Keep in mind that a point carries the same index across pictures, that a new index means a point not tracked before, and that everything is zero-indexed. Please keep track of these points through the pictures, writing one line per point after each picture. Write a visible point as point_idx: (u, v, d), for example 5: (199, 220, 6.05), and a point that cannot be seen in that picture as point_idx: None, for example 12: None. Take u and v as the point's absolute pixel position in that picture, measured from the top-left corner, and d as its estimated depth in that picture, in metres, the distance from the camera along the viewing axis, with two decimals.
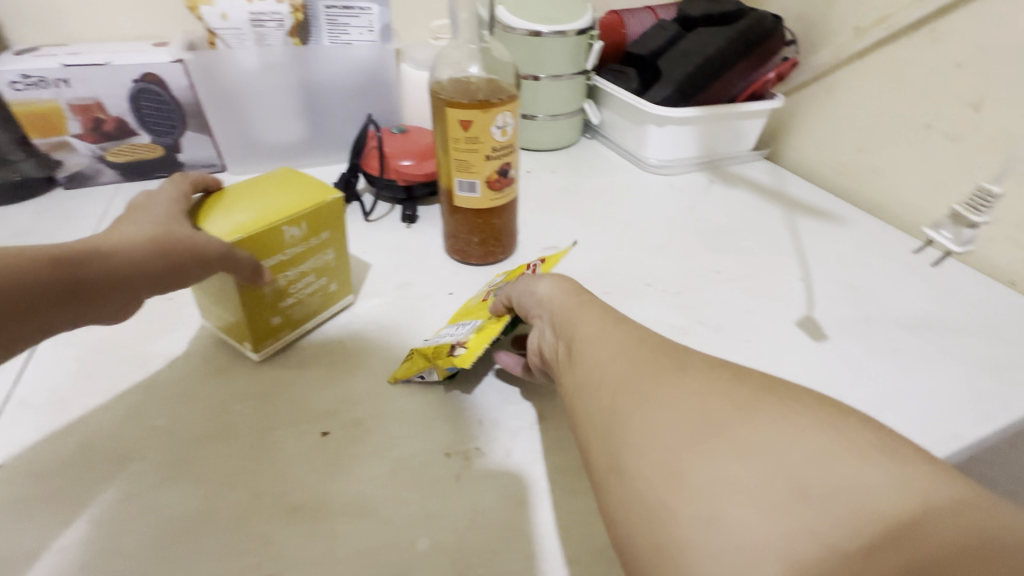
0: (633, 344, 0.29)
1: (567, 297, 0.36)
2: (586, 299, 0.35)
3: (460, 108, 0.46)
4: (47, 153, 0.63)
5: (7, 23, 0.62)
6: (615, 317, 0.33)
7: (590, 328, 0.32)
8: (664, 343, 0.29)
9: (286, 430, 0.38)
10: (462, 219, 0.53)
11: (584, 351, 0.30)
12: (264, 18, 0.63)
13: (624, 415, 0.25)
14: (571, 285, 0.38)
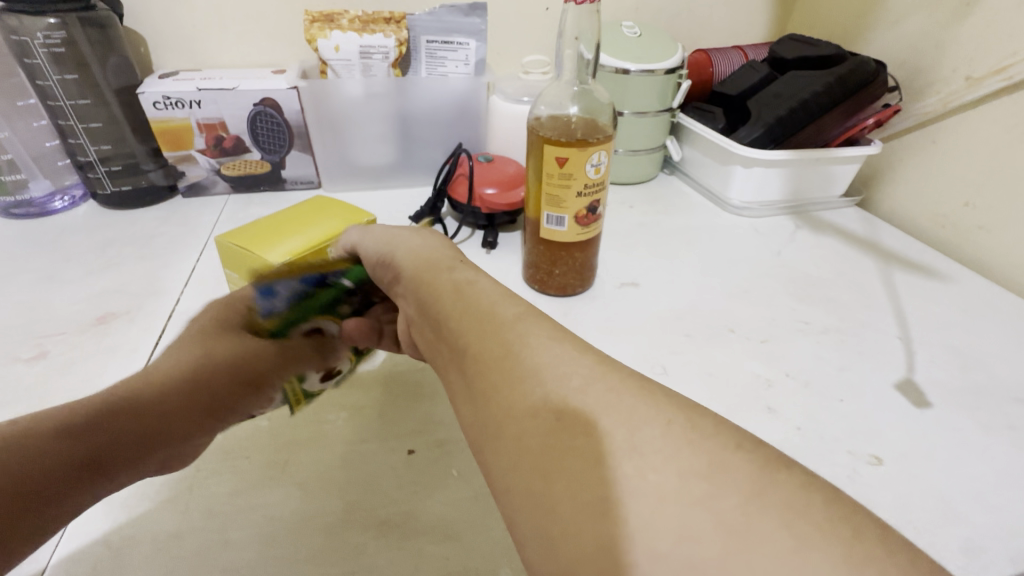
0: (564, 392, 0.26)
1: (434, 279, 0.35)
2: (459, 282, 0.34)
3: (557, 146, 0.47)
4: (174, 165, 0.70)
5: (154, 49, 0.70)
6: (512, 319, 0.31)
7: (502, 348, 0.29)
8: (604, 388, 0.26)
9: (368, 443, 0.39)
10: (546, 250, 0.55)
11: (502, 387, 0.28)
12: (372, 51, 0.68)
13: (570, 500, 0.23)
14: (439, 257, 0.37)
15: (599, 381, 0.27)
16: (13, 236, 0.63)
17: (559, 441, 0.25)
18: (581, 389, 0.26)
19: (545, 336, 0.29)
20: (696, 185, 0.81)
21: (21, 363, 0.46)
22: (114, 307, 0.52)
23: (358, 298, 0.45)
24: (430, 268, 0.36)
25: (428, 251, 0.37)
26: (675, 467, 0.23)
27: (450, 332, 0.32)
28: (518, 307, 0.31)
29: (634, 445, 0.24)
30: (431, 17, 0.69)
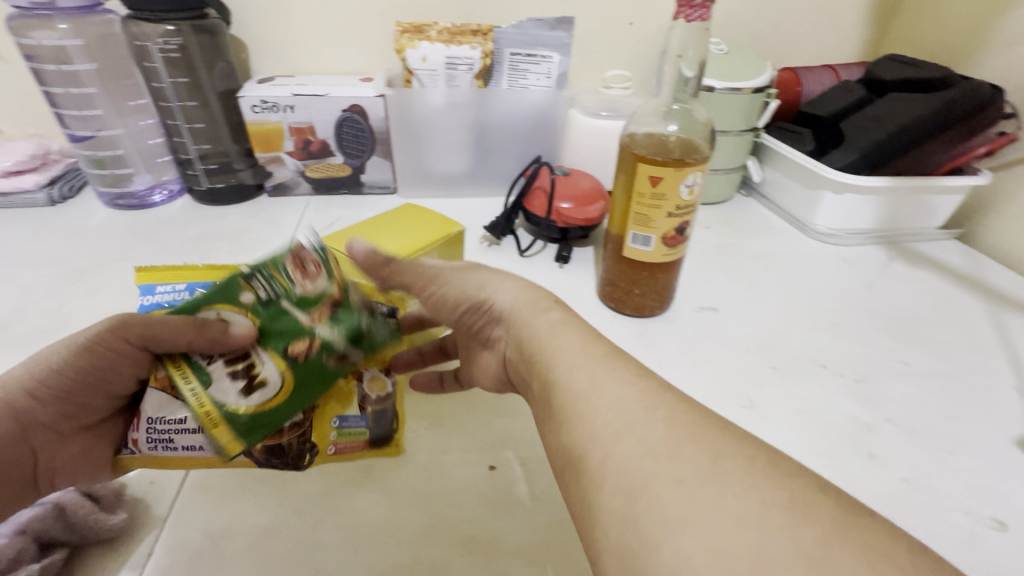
0: (647, 422, 0.26)
1: (534, 320, 0.33)
2: (552, 319, 0.33)
3: (652, 165, 0.46)
4: (263, 166, 0.73)
5: (252, 55, 0.73)
6: (600, 357, 0.30)
7: (588, 381, 0.29)
8: (686, 421, 0.25)
9: (439, 444, 0.40)
10: (627, 268, 0.53)
11: (581, 411, 0.28)
12: (458, 62, 0.69)
13: (651, 524, 0.22)
14: (529, 292, 0.35)
15: (684, 413, 0.26)
16: (117, 226, 0.67)
17: (638, 467, 0.24)
18: (668, 422, 0.25)
19: (626, 367, 0.29)
20: (777, 209, 0.77)
21: None
22: None
23: (264, 278, 0.34)
24: (522, 306, 0.35)
25: (528, 290, 0.35)
26: (758, 498, 0.22)
27: (541, 366, 0.32)
28: (601, 346, 0.31)
29: (716, 474, 0.23)
30: (517, 30, 0.70)
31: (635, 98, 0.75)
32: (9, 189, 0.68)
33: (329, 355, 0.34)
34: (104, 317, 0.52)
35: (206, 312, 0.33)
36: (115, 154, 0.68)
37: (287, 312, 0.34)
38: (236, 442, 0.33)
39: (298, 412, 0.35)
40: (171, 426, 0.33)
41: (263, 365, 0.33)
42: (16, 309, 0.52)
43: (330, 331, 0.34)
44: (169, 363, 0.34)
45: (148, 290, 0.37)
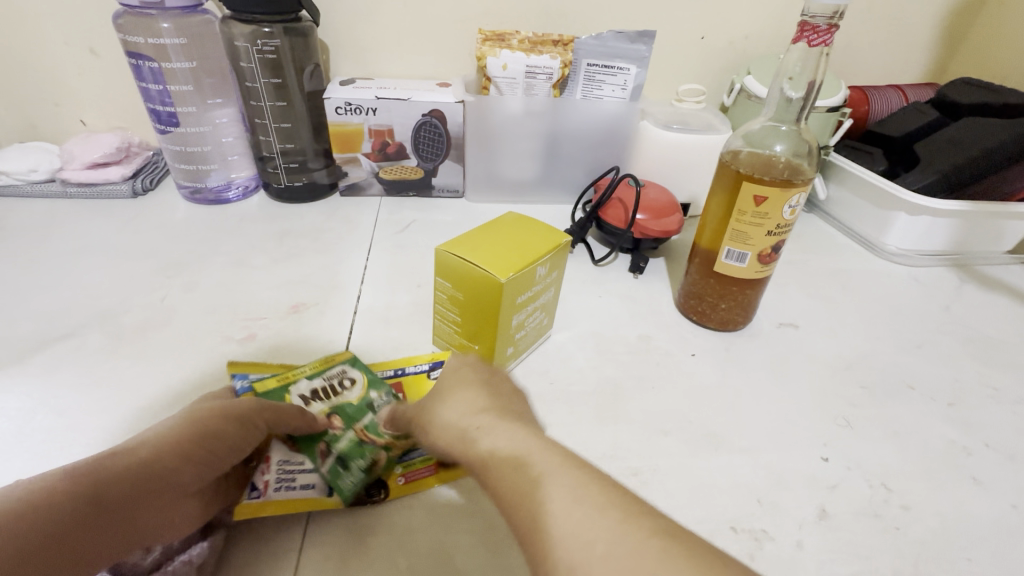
0: (589, 560, 0.23)
1: (466, 444, 0.32)
2: (483, 450, 0.31)
3: (759, 184, 0.47)
4: (338, 166, 0.74)
5: (333, 57, 0.74)
6: (528, 482, 0.27)
7: (526, 517, 0.26)
8: (593, 511, 0.24)
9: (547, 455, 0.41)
10: (716, 282, 0.54)
11: (528, 550, 0.25)
12: (537, 71, 0.70)
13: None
14: (461, 421, 0.34)
15: (627, 532, 0.23)
16: (200, 221, 0.68)
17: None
18: (608, 557, 0.22)
19: (566, 471, 0.27)
20: (842, 228, 0.77)
21: (234, 342, 0.49)
22: (302, 297, 0.55)
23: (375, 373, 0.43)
24: (453, 444, 0.34)
25: (462, 416, 0.34)
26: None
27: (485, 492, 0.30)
28: (537, 463, 0.28)
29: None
30: (597, 41, 0.70)
31: (706, 112, 0.76)
32: (96, 180, 0.70)
33: (326, 442, 0.37)
34: (207, 311, 0.53)
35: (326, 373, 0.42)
36: (201, 149, 0.70)
37: (353, 397, 0.40)
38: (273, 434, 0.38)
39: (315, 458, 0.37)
40: (300, 467, 0.36)
41: (306, 382, 0.41)
42: (120, 300, 0.53)
43: (348, 441, 0.37)
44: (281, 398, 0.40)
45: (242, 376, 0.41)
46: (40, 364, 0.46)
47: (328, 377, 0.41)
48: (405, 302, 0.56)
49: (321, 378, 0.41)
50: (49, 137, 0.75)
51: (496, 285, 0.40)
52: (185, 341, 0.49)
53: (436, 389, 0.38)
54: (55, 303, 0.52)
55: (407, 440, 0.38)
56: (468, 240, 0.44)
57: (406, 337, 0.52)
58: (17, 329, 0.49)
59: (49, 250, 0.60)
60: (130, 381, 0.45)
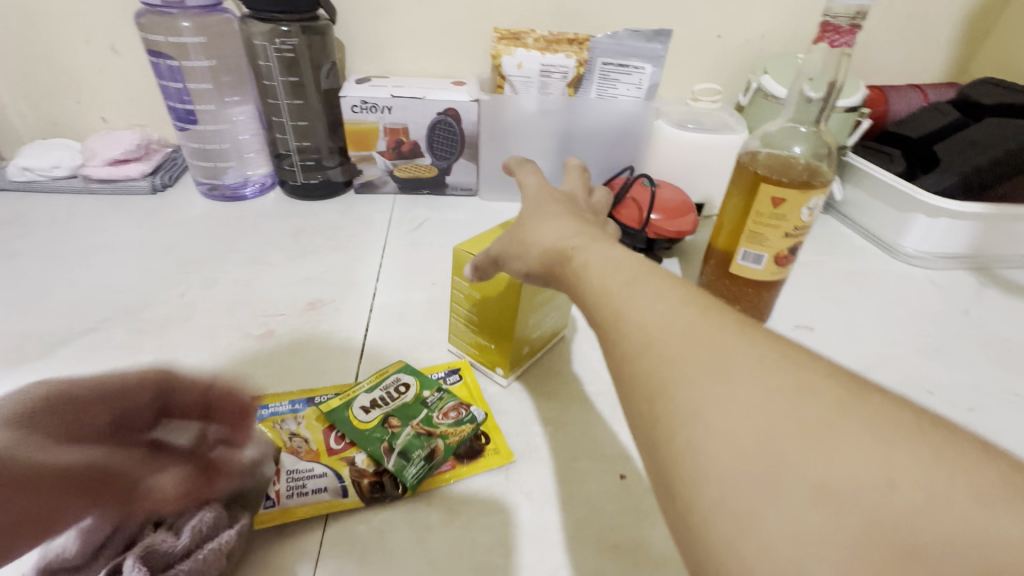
0: (664, 333, 0.24)
1: (520, 244, 0.37)
2: (577, 262, 0.32)
3: (777, 186, 0.46)
4: (353, 163, 0.75)
5: (349, 55, 0.75)
6: (618, 282, 0.28)
7: (611, 309, 0.28)
8: (632, 273, 0.29)
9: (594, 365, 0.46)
10: (731, 284, 0.54)
11: (608, 332, 0.27)
12: (552, 70, 0.70)
13: (668, 426, 0.22)
14: (557, 240, 0.34)
15: (702, 318, 0.25)
16: (217, 217, 0.69)
17: (655, 376, 0.24)
18: (683, 334, 0.24)
19: (600, 247, 0.32)
20: (859, 229, 0.76)
21: (252, 338, 0.50)
22: (319, 294, 0.56)
23: (420, 380, 0.43)
24: (554, 264, 0.34)
25: (560, 237, 0.35)
26: (773, 384, 0.21)
27: (546, 269, 0.35)
28: (629, 269, 0.29)
29: (729, 373, 0.22)
30: (613, 40, 0.70)
31: (722, 111, 0.75)
32: (117, 176, 0.71)
33: (388, 440, 0.37)
34: (226, 307, 0.53)
35: (370, 388, 0.42)
36: (220, 147, 0.71)
37: (409, 399, 0.41)
38: (319, 443, 0.37)
39: (368, 463, 0.36)
40: (309, 473, 0.35)
41: (366, 395, 0.41)
42: (141, 296, 0.54)
43: (407, 436, 0.38)
44: (321, 414, 0.39)
45: (264, 408, 0.39)
46: (63, 358, 0.46)
47: (382, 388, 0.42)
48: (420, 300, 0.57)
49: (377, 390, 0.42)
50: (71, 134, 0.76)
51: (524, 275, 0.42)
52: (204, 336, 0.50)
53: (523, 216, 0.39)
54: (77, 297, 0.53)
55: (462, 428, 0.39)
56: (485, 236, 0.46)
57: (421, 335, 0.52)
58: (41, 323, 0.50)
59: (71, 245, 0.61)
60: None
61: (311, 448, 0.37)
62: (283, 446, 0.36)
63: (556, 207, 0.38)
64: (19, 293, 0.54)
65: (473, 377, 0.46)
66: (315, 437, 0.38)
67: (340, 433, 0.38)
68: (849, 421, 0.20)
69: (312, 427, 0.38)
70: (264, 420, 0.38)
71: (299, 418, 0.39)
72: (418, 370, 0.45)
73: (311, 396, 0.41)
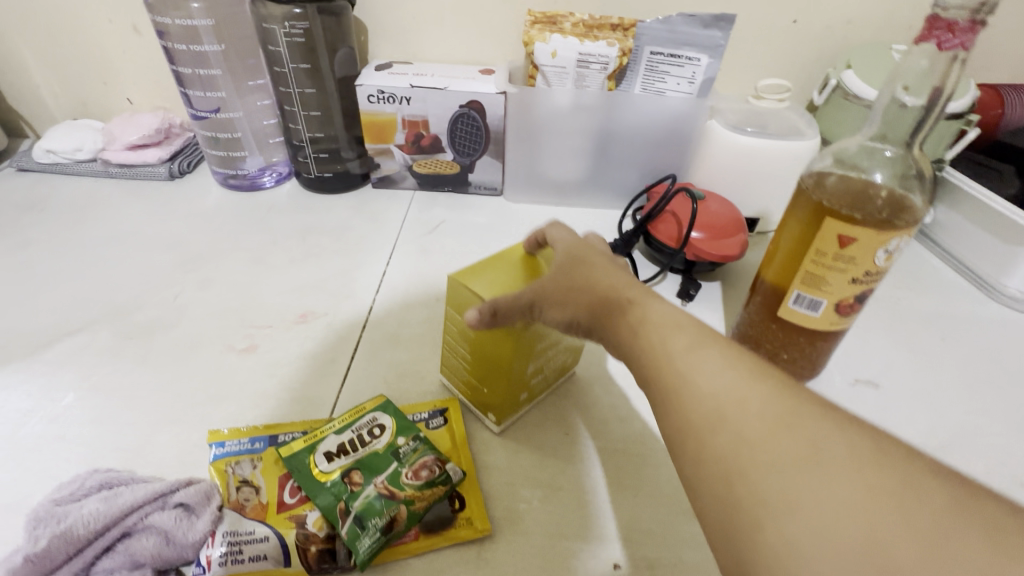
0: (740, 412, 0.23)
1: (564, 288, 0.33)
2: (634, 316, 0.30)
3: (847, 223, 0.37)
4: (371, 157, 0.70)
5: (372, 39, 0.69)
6: (683, 348, 0.27)
7: (674, 376, 0.26)
8: (693, 334, 0.27)
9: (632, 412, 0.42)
10: (778, 329, 0.45)
11: (672, 402, 0.26)
12: (591, 60, 0.61)
13: (752, 515, 0.21)
14: (611, 287, 0.32)
15: (781, 396, 0.23)
16: (228, 209, 0.67)
17: (732, 458, 0.23)
18: (762, 415, 0.23)
19: (654, 303, 0.30)
20: (949, 258, 0.64)
21: (234, 353, 0.46)
22: (312, 305, 0.52)
23: (399, 423, 0.38)
24: (607, 314, 0.31)
25: (613, 286, 0.32)
26: (871, 479, 0.20)
27: (595, 319, 0.32)
28: (692, 332, 0.28)
29: (819, 462, 0.21)
30: (664, 26, 0.61)
31: (790, 112, 0.64)
32: (135, 162, 0.69)
33: (344, 500, 0.33)
34: (215, 314, 0.50)
35: (340, 430, 0.37)
36: (233, 136, 0.68)
37: (380, 447, 0.36)
38: (273, 495, 0.34)
39: (321, 525, 0.32)
40: (248, 536, 0.31)
41: (333, 438, 0.37)
42: (136, 295, 0.53)
43: (367, 498, 0.33)
44: (280, 460, 0.35)
45: (220, 449, 0.36)
46: (46, 361, 0.45)
47: (355, 429, 0.37)
48: (419, 318, 0.51)
49: (348, 431, 0.37)
50: (98, 115, 0.76)
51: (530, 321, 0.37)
52: (187, 347, 0.47)
53: (569, 259, 0.35)
54: (76, 293, 0.52)
55: (432, 492, 0.34)
56: (483, 267, 0.40)
57: (414, 359, 0.47)
58: (36, 319, 0.49)
59: (83, 235, 0.61)
60: (124, 389, 0.43)
61: (259, 502, 0.33)
62: (225, 499, 0.33)
63: (604, 256, 0.35)
64: (24, 285, 0.53)
65: (460, 423, 0.41)
66: (268, 486, 0.34)
67: (296, 483, 0.34)
68: (951, 517, 0.19)
69: (269, 475, 0.35)
70: (217, 461, 0.35)
71: (254, 461, 0.35)
72: (400, 409, 0.41)
73: (274, 435, 0.38)
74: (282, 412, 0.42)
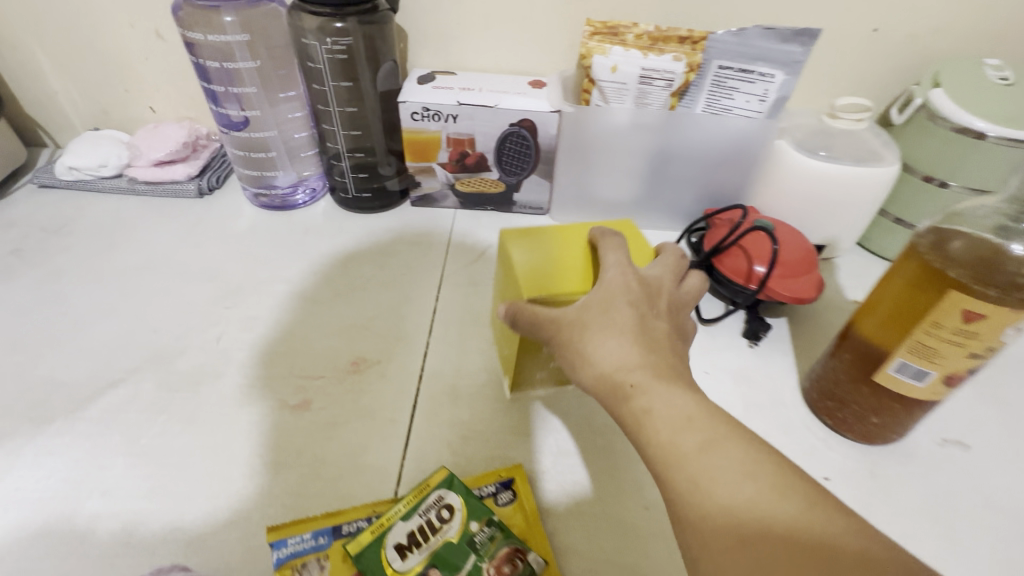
0: (757, 526, 0.25)
1: (578, 346, 0.35)
2: (638, 407, 0.31)
3: (972, 299, 0.34)
4: (410, 175, 0.66)
5: (412, 45, 0.64)
6: (695, 449, 0.29)
7: (689, 477, 0.28)
8: (703, 432, 0.29)
9: None
10: (868, 393, 0.42)
11: (686, 503, 0.28)
12: (654, 76, 0.56)
13: None
14: (616, 367, 0.33)
15: (795, 507, 0.26)
16: (262, 231, 0.63)
17: None
18: (779, 532, 0.25)
19: (663, 389, 0.32)
20: None
21: (287, 410, 0.44)
22: (364, 350, 0.49)
23: (466, 504, 0.36)
24: (614, 394, 0.33)
25: (621, 363, 0.33)
26: None
27: (605, 399, 0.33)
28: (701, 427, 0.30)
29: None
30: (737, 38, 0.55)
31: (869, 133, 0.59)
32: (162, 179, 0.65)
33: None
34: (263, 362, 0.48)
35: (407, 519, 0.35)
36: (267, 155, 0.63)
37: (452, 534, 0.34)
38: None
39: None
40: None
41: (402, 527, 0.34)
42: (176, 336, 0.50)
43: None
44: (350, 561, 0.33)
45: (283, 547, 0.34)
46: (91, 420, 0.43)
47: (423, 513, 0.35)
48: (477, 366, 0.48)
49: (416, 516, 0.35)
50: (120, 123, 0.72)
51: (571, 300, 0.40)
52: (238, 402, 0.44)
53: (594, 299, 0.36)
54: (112, 333, 0.50)
55: None
56: (546, 254, 0.42)
57: (476, 416, 0.44)
58: (75, 367, 0.47)
59: (113, 263, 0.57)
60: (177, 455, 0.40)
61: None
62: None
63: (628, 311, 0.35)
64: (56, 326, 0.50)
65: (530, 496, 0.38)
66: None
67: None
68: None
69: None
70: (283, 567, 0.33)
71: (322, 561, 0.33)
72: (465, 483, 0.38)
73: (336, 526, 0.35)
74: (344, 482, 0.39)
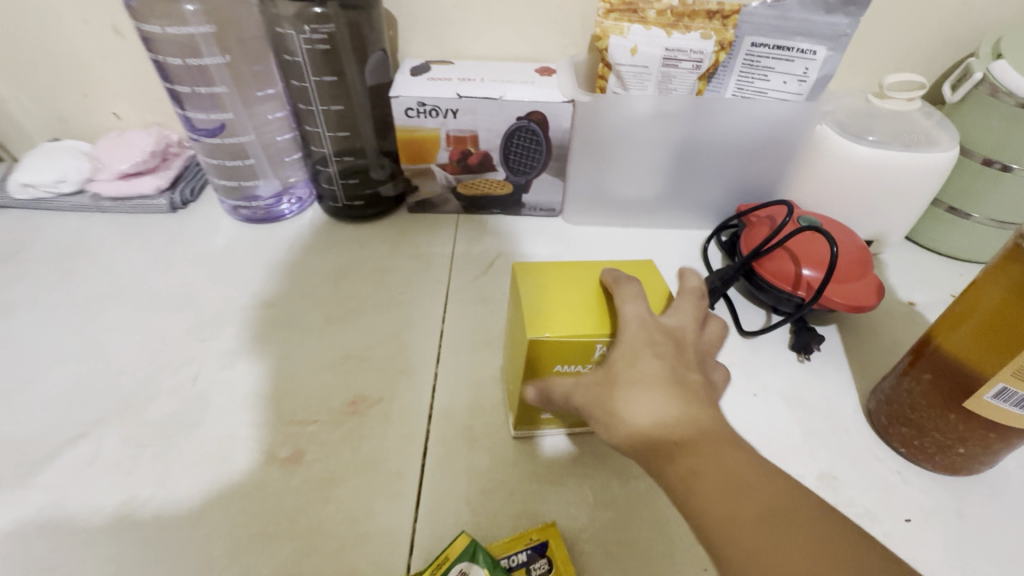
0: None
1: (606, 406, 0.28)
2: (683, 471, 0.26)
3: None
4: (409, 178, 0.59)
5: (402, 33, 0.57)
6: (753, 521, 0.24)
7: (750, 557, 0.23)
8: (762, 500, 0.24)
9: None
10: (955, 421, 0.36)
11: None
12: (680, 57, 0.50)
13: None
14: (654, 425, 0.27)
15: None
16: (244, 249, 0.56)
17: None
18: None
19: (705, 445, 0.26)
20: None
21: (275, 466, 0.37)
22: (363, 386, 0.43)
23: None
24: (653, 460, 0.27)
25: (660, 420, 0.27)
26: None
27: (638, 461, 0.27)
28: (759, 495, 0.25)
29: None
30: (774, 12, 0.49)
31: (922, 113, 0.53)
32: (130, 193, 0.59)
33: None
34: (246, 407, 0.41)
35: None
36: (244, 163, 0.56)
37: None
38: None
39: None
40: None
41: None
42: (145, 379, 0.43)
43: None
44: None
45: None
46: (46, 488, 0.36)
47: None
48: (494, 401, 0.42)
49: None
50: (81, 132, 0.65)
51: (588, 345, 0.32)
52: (218, 459, 0.38)
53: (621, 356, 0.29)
54: (72, 378, 0.43)
55: None
56: (551, 286, 0.35)
57: (497, 464, 0.38)
58: (28, 422, 0.40)
59: (73, 294, 0.50)
60: (148, 529, 0.34)
61: None
62: None
63: (658, 364, 0.29)
64: (5, 372, 0.44)
65: (568, 563, 0.32)
66: None
67: None
68: None
69: None
70: None
71: None
72: (490, 551, 0.32)
73: None
74: (345, 555, 0.33)
